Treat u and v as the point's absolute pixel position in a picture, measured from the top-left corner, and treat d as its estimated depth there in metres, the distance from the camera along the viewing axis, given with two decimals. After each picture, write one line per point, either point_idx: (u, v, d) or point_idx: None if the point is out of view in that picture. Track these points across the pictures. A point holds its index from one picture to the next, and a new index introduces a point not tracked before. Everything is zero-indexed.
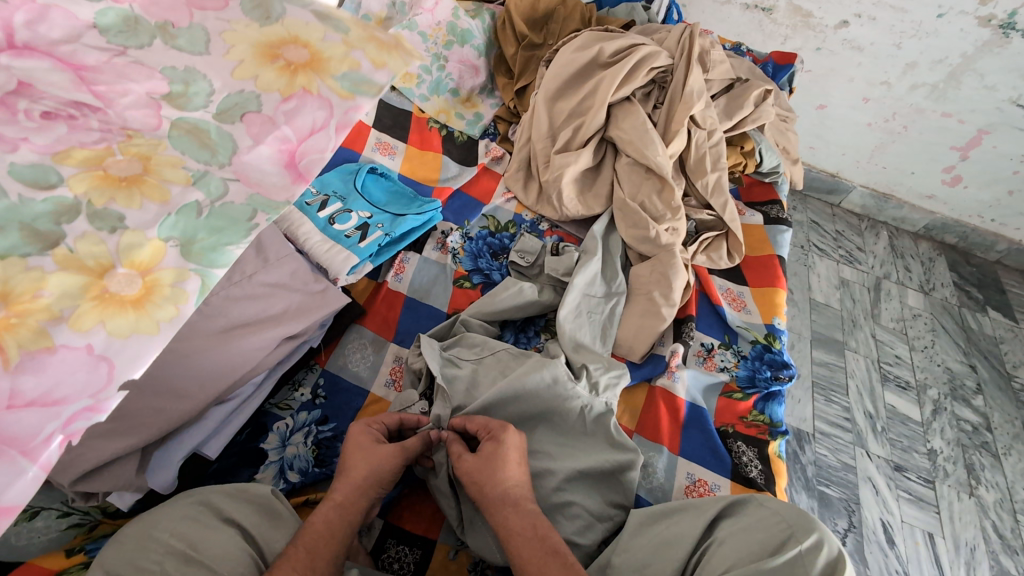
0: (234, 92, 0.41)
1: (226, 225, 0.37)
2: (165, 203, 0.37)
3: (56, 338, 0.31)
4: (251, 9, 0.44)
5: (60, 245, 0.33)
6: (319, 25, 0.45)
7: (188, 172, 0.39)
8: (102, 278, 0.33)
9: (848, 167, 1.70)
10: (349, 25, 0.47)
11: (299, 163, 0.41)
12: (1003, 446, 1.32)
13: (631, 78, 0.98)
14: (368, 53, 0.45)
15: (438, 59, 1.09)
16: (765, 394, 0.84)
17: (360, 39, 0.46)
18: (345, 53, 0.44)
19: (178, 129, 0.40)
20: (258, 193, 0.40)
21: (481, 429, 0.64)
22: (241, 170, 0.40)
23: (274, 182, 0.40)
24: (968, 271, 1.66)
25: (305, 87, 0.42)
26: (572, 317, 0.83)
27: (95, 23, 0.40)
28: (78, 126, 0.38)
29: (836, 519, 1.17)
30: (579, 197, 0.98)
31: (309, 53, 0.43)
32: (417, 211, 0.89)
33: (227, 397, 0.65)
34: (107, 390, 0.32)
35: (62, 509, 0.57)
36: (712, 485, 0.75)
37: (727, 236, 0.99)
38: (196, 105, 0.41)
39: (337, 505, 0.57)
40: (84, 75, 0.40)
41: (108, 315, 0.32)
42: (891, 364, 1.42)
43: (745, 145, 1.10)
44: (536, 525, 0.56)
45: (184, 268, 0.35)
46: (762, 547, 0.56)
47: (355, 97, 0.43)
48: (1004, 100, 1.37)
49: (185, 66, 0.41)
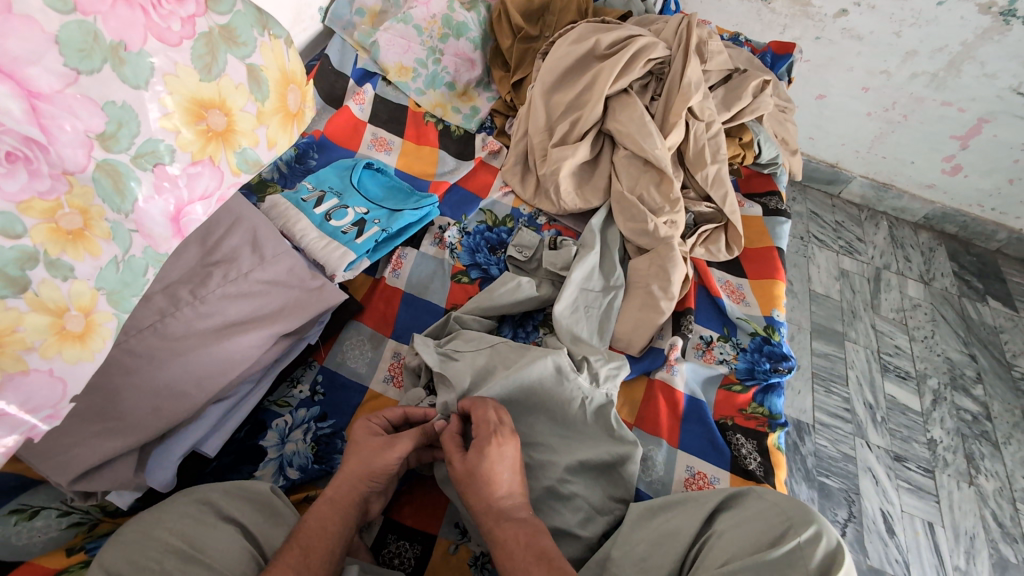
0: (155, 139, 0.46)
1: (131, 281, 0.45)
2: (97, 257, 0.41)
3: (29, 363, 0.37)
4: (200, 62, 0.49)
5: (28, 290, 0.37)
6: (246, 88, 0.54)
7: (108, 224, 0.43)
8: (62, 318, 0.39)
9: (848, 157, 1.69)
10: (267, 91, 0.57)
11: (182, 220, 0.49)
12: (1003, 435, 1.32)
13: (629, 70, 0.97)
14: (266, 132, 0.57)
15: (433, 52, 1.10)
16: (764, 386, 0.84)
17: (270, 111, 0.57)
18: (251, 129, 0.55)
19: (102, 171, 0.42)
20: (150, 245, 0.46)
21: (483, 426, 0.62)
22: (140, 219, 0.45)
23: (162, 232, 0.47)
24: (969, 260, 1.65)
25: (211, 155, 0.51)
26: (569, 312, 0.83)
27: (58, 38, 0.39)
28: (36, 172, 0.38)
29: (836, 509, 1.18)
30: (577, 191, 0.97)
31: (227, 120, 0.52)
32: (414, 206, 0.89)
33: (224, 395, 0.65)
34: (63, 401, 0.40)
35: (62, 508, 0.57)
36: (711, 478, 0.75)
37: (727, 228, 0.99)
38: (123, 147, 0.44)
39: (330, 500, 0.57)
40: (37, 105, 0.38)
41: (64, 346, 0.39)
42: (891, 354, 1.43)
43: (743, 137, 1.09)
44: (529, 533, 0.55)
45: (110, 312, 0.43)
46: (761, 540, 0.55)
47: (239, 174, 0.55)
48: (1005, 88, 1.36)
49: (124, 101, 0.43)
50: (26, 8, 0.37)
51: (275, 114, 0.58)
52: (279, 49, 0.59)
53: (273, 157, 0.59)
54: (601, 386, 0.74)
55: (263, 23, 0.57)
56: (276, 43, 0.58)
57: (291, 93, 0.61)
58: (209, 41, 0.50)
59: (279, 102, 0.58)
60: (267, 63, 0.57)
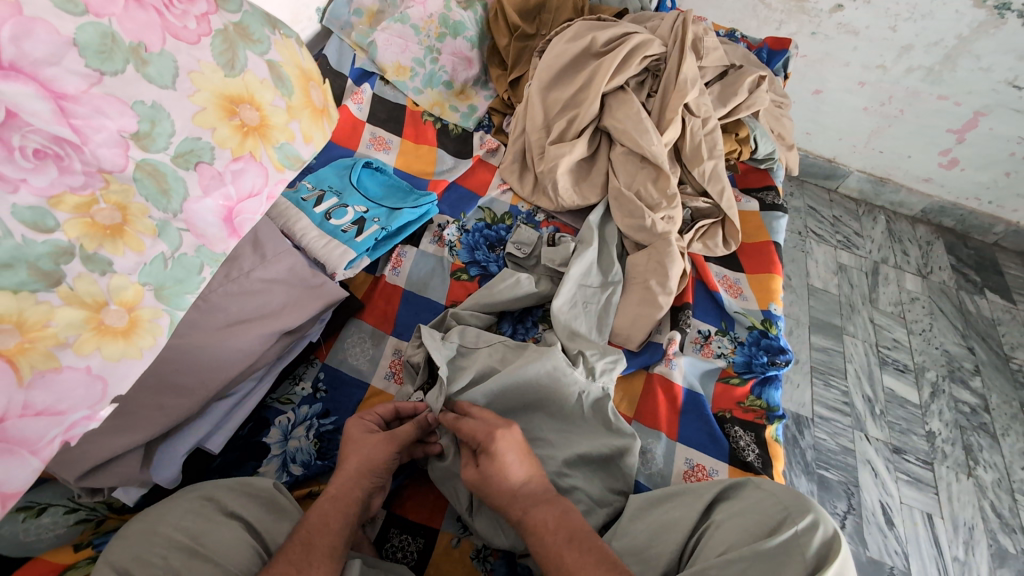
0: (192, 138, 0.47)
1: (183, 277, 0.47)
2: (140, 253, 0.44)
3: (63, 359, 0.39)
4: (222, 58, 0.50)
5: (62, 283, 0.39)
6: (272, 83, 0.54)
7: (152, 222, 0.45)
8: (98, 314, 0.41)
9: (845, 152, 1.70)
10: (292, 86, 0.56)
11: (234, 219, 0.52)
12: (1001, 427, 1.33)
13: (625, 68, 0.98)
14: (299, 127, 0.57)
15: (431, 52, 1.10)
16: (762, 379, 0.85)
17: (298, 105, 0.57)
18: (284, 124, 0.55)
19: (143, 171, 0.45)
20: (204, 245, 0.49)
21: (471, 442, 0.63)
22: (190, 219, 0.48)
23: (216, 232, 0.50)
24: (966, 253, 1.66)
25: (252, 151, 0.52)
26: (567, 308, 0.84)
27: (75, 41, 0.40)
28: (67, 168, 0.40)
29: (835, 502, 1.19)
30: (575, 188, 0.98)
31: (260, 115, 0.52)
32: (414, 204, 0.89)
33: (227, 393, 0.65)
34: (101, 401, 0.42)
35: (69, 505, 0.57)
36: (710, 470, 0.76)
37: (724, 223, 0.99)
38: (160, 146, 0.46)
39: (332, 497, 0.57)
40: (65, 106, 0.40)
41: (104, 342, 0.42)
42: (889, 347, 1.43)
43: (740, 132, 1.10)
44: (559, 516, 0.56)
45: (158, 309, 0.45)
46: (758, 529, 0.56)
47: (283, 170, 0.55)
48: (1000, 81, 1.37)
49: (154, 101, 0.45)
50: (35, 10, 0.38)
51: (305, 109, 0.58)
52: (292, 47, 0.59)
53: (310, 152, 0.59)
54: (597, 378, 0.76)
55: (272, 22, 0.57)
56: (288, 41, 0.58)
57: (314, 90, 0.60)
58: (229, 40, 0.51)
59: (305, 98, 0.58)
60: (285, 59, 0.56)
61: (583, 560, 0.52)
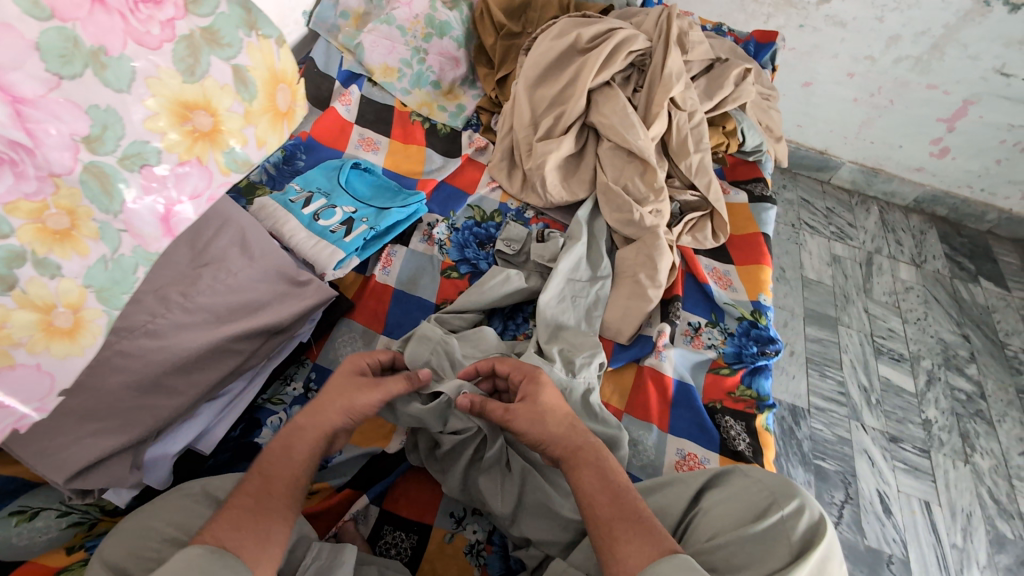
0: (140, 142, 0.39)
1: (122, 278, 0.41)
2: (86, 256, 0.39)
3: (15, 358, 0.37)
4: (182, 64, 0.41)
5: (14, 287, 0.35)
6: (234, 91, 0.43)
7: (96, 223, 0.39)
8: (48, 315, 0.38)
9: (836, 144, 1.70)
10: (257, 93, 0.45)
11: (174, 222, 0.43)
12: (997, 413, 1.34)
13: (611, 63, 0.99)
14: (255, 133, 0.45)
15: (418, 52, 1.11)
16: (752, 369, 0.85)
17: (261, 114, 0.45)
18: (239, 131, 0.44)
19: (89, 173, 0.38)
20: (142, 244, 0.42)
21: (516, 372, 0.67)
22: (131, 219, 0.40)
23: (152, 232, 0.42)
24: (960, 242, 1.67)
25: (200, 159, 0.42)
26: (555, 302, 0.84)
27: (39, 45, 0.34)
28: (21, 174, 0.35)
29: (832, 492, 1.19)
30: (563, 184, 0.98)
31: (215, 123, 0.42)
32: (402, 204, 0.90)
33: (217, 394, 0.65)
34: (49, 395, 0.39)
35: (61, 509, 0.57)
36: (701, 459, 0.76)
37: (712, 216, 1.00)
38: (108, 149, 0.38)
39: (297, 428, 0.57)
40: (22, 109, 0.34)
41: (53, 341, 0.38)
42: (884, 337, 1.44)
43: (727, 125, 1.10)
44: (600, 457, 0.59)
45: (100, 309, 0.40)
46: (744, 514, 0.57)
47: (229, 174, 0.45)
48: (988, 69, 1.39)
49: (109, 105, 0.38)
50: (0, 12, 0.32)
51: (264, 117, 0.46)
52: (271, 49, 0.47)
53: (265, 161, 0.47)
54: (581, 368, 0.76)
55: (252, 19, 0.44)
56: (268, 44, 0.46)
57: (282, 92, 0.48)
58: (190, 41, 0.41)
59: (270, 104, 0.46)
60: (257, 63, 0.45)
61: (612, 507, 0.54)
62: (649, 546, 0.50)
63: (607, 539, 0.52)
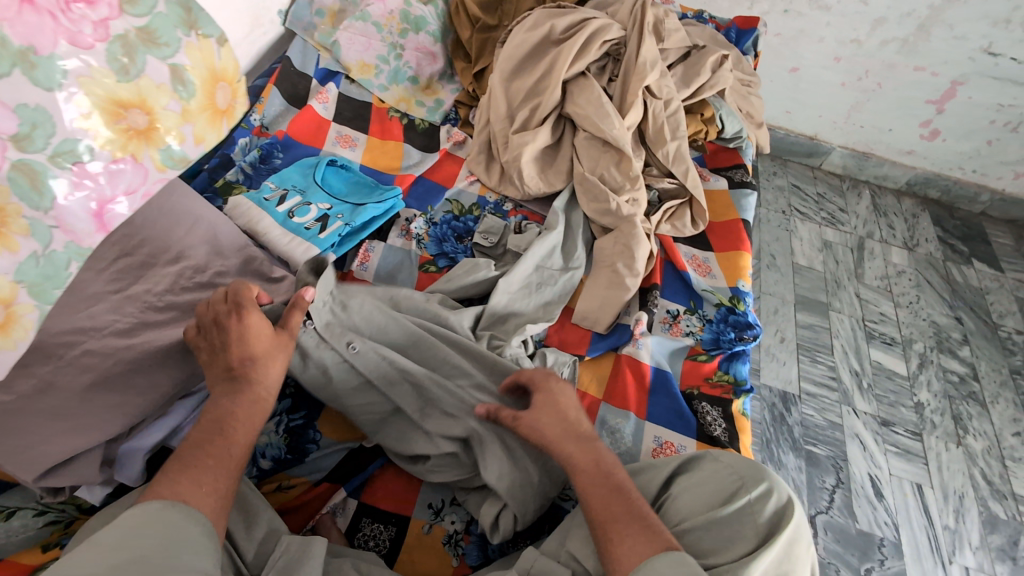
0: (71, 140, 0.40)
1: (54, 274, 0.42)
2: (15, 254, 0.39)
3: None
4: (116, 63, 0.43)
5: None
6: (169, 89, 0.46)
7: (26, 221, 0.40)
8: None
9: (826, 129, 1.68)
10: (198, 93, 0.49)
11: (106, 214, 0.45)
12: (990, 395, 1.34)
13: (585, 53, 0.99)
14: (195, 135, 0.49)
15: (394, 48, 1.11)
16: (729, 355, 0.86)
17: (200, 114, 0.49)
18: (174, 129, 0.47)
19: (17, 171, 0.38)
20: (74, 241, 0.43)
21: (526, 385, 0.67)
22: (62, 215, 0.42)
23: (86, 228, 0.44)
24: (953, 224, 1.66)
25: (134, 154, 0.45)
26: (520, 288, 0.85)
27: None
28: None
29: (824, 477, 1.19)
30: (541, 175, 0.98)
31: (148, 120, 0.45)
32: (378, 200, 0.90)
33: (192, 390, 0.64)
34: None
35: (38, 507, 0.58)
36: (678, 446, 0.76)
37: (691, 203, 1.00)
38: (38, 146, 0.39)
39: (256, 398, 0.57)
40: None
41: None
42: (876, 321, 1.44)
43: (705, 112, 1.10)
44: (600, 462, 0.60)
45: (31, 304, 0.41)
46: (712, 499, 0.57)
47: (166, 169, 0.48)
48: (976, 49, 1.39)
49: (37, 104, 0.39)
50: None
51: (205, 114, 0.50)
52: (214, 49, 0.50)
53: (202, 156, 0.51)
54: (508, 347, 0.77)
55: (192, 19, 0.47)
56: (207, 45, 0.49)
57: (220, 91, 0.52)
58: (125, 39, 0.43)
59: (209, 101, 0.50)
60: (197, 64, 0.48)
61: (610, 505, 0.55)
62: (657, 539, 0.52)
63: (603, 541, 0.53)
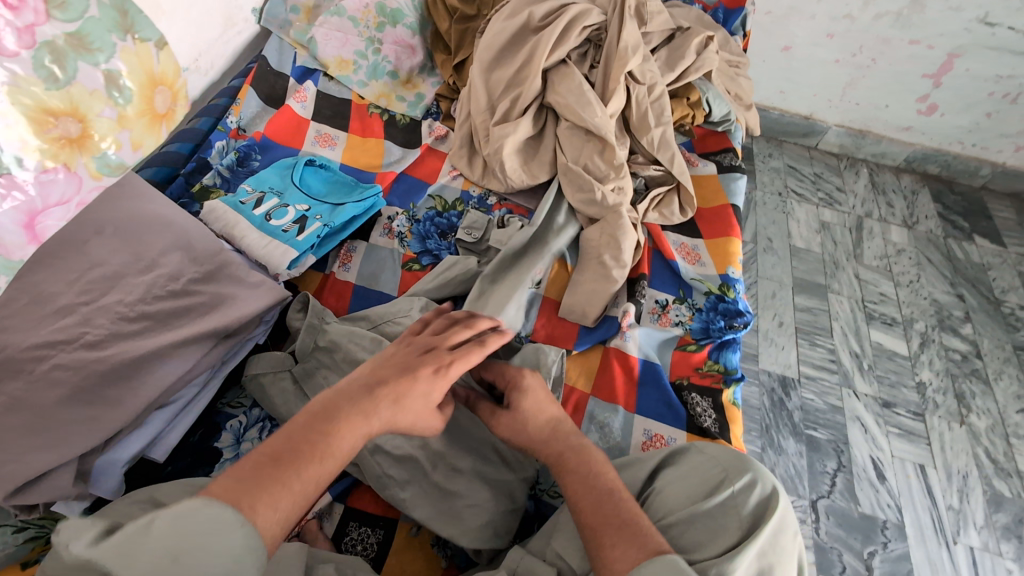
0: None
1: None
2: None
3: None
4: (44, 70, 0.38)
5: None
6: (106, 93, 0.41)
7: None
8: None
9: (822, 108, 1.65)
10: (134, 94, 0.43)
11: (37, 225, 0.39)
12: (993, 372, 1.32)
13: (565, 40, 0.97)
14: (133, 140, 0.44)
15: (372, 43, 1.09)
16: (719, 344, 0.84)
17: (134, 115, 0.44)
18: (111, 137, 0.42)
19: None
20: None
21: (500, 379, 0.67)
22: None
23: (15, 240, 0.38)
24: (953, 200, 1.63)
25: (67, 165, 0.39)
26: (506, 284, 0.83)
27: None
28: None
29: (824, 461, 1.17)
30: (523, 167, 0.96)
31: (82, 128, 0.40)
32: (357, 199, 0.89)
33: (168, 401, 0.64)
34: None
35: (17, 525, 0.57)
36: (668, 439, 0.75)
37: (678, 190, 0.98)
38: None
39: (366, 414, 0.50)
40: None
41: None
42: (876, 302, 1.42)
43: (691, 96, 1.08)
44: (589, 463, 0.59)
45: None
46: (695, 491, 0.56)
47: (101, 178, 0.43)
48: (972, 20, 1.35)
49: None
50: None
51: (137, 115, 0.44)
52: (147, 51, 0.46)
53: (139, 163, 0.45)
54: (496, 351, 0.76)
55: (126, 21, 0.43)
56: (143, 47, 0.45)
57: (159, 95, 0.47)
58: (55, 49, 0.38)
59: (143, 102, 0.45)
60: (134, 67, 0.43)
61: (599, 507, 0.54)
62: (648, 542, 0.50)
63: (595, 548, 0.51)
